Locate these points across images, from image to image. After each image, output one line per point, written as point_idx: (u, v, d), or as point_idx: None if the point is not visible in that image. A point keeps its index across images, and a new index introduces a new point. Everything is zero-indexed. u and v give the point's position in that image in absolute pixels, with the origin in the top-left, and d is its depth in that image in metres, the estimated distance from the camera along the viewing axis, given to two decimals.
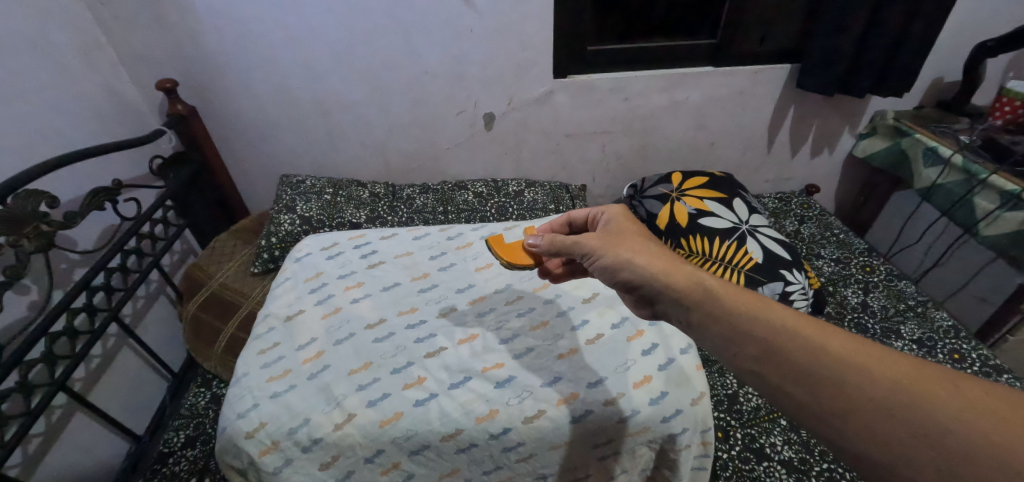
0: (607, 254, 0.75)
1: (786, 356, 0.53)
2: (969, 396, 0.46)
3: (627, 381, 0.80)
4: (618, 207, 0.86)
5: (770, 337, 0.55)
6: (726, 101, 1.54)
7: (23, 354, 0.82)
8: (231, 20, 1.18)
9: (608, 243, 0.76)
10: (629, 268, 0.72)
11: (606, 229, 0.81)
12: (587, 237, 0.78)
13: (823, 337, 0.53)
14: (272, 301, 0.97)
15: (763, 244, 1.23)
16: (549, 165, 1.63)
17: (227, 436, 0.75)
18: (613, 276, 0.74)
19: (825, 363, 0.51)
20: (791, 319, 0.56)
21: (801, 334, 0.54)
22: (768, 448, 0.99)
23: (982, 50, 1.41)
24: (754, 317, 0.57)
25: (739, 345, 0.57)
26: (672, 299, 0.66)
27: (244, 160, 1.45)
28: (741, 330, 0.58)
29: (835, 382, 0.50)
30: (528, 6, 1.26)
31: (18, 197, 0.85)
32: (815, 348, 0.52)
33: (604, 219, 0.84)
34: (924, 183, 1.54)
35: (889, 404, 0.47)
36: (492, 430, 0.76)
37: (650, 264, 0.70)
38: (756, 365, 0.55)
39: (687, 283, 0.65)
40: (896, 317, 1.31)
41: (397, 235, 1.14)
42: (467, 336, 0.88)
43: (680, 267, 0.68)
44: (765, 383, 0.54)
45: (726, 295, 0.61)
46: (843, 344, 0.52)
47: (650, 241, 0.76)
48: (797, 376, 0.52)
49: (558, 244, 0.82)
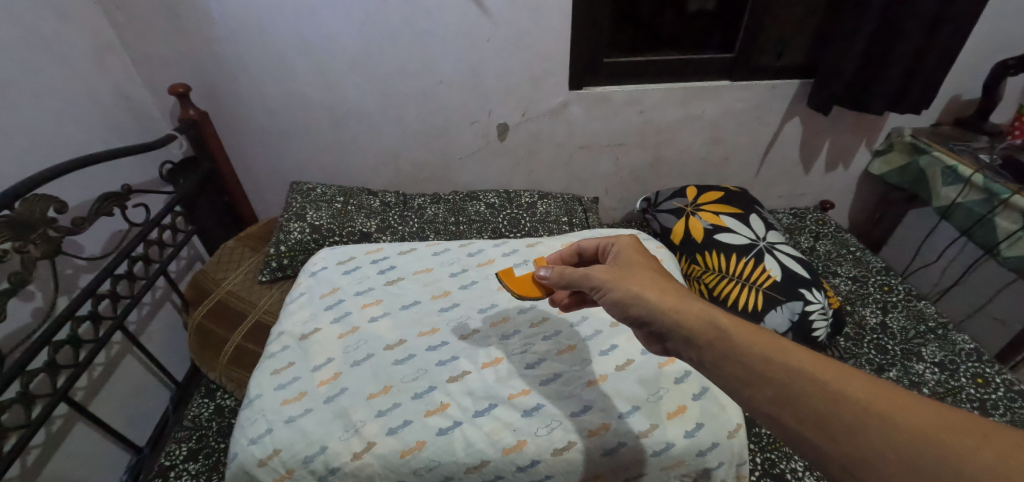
0: (617, 288, 0.69)
1: (804, 401, 0.50)
2: (1001, 447, 0.42)
3: (661, 412, 0.78)
4: (627, 237, 0.80)
5: (787, 382, 0.52)
6: (742, 115, 1.52)
7: (25, 362, 0.80)
8: (247, 26, 1.17)
9: (618, 275, 0.71)
10: (640, 305, 0.66)
11: (614, 262, 0.75)
12: (595, 270, 0.73)
13: (841, 381, 0.50)
14: (286, 317, 0.95)
15: (782, 262, 1.20)
16: (561, 176, 1.60)
17: (238, 462, 0.73)
18: (624, 311, 0.68)
19: (845, 409, 0.48)
20: (808, 360, 0.52)
21: (818, 378, 0.50)
22: (789, 473, 0.95)
23: (1002, 69, 1.39)
24: (770, 359, 0.54)
25: (754, 387, 0.53)
26: (683, 337, 0.61)
27: (253, 166, 1.43)
28: (755, 372, 0.54)
29: (856, 430, 0.46)
30: (546, 15, 1.25)
31: (24, 202, 0.83)
32: (834, 394, 0.49)
33: (614, 252, 0.78)
34: (943, 201, 1.51)
35: (915, 455, 0.43)
36: (519, 462, 0.73)
37: (662, 300, 0.65)
38: (773, 407, 0.51)
39: (699, 321, 0.61)
40: (917, 340, 1.27)
41: (416, 250, 1.11)
42: (491, 360, 0.85)
43: (693, 302, 0.63)
44: (785, 429, 0.50)
45: (740, 335, 0.57)
46: (863, 388, 0.49)
47: (660, 276, 0.70)
48: (817, 422, 0.48)
49: (567, 277, 0.76)
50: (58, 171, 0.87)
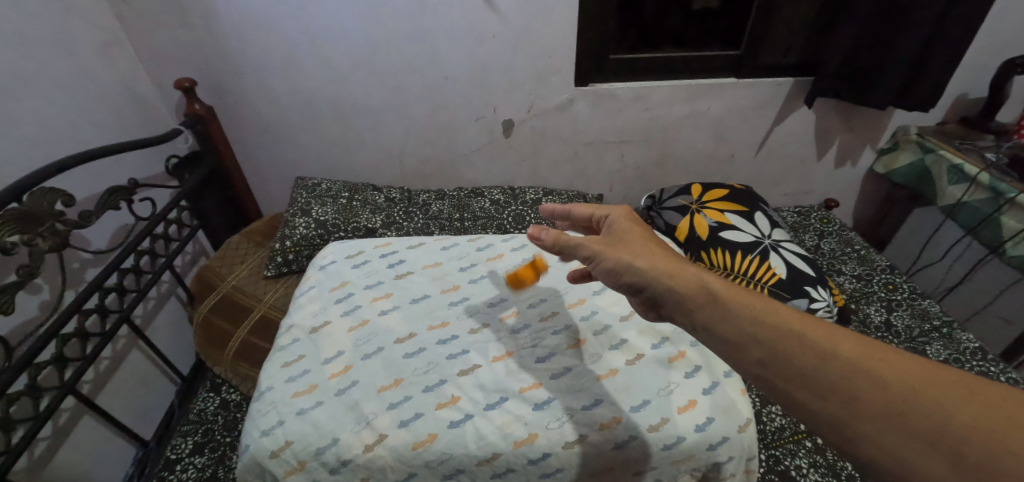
0: (609, 258, 0.69)
1: (793, 361, 0.49)
2: (985, 402, 0.41)
3: (671, 406, 0.78)
4: (621, 209, 0.79)
5: (777, 343, 0.51)
6: (748, 113, 1.52)
7: (33, 355, 0.80)
8: (253, 20, 1.17)
9: (610, 246, 0.71)
10: (632, 272, 0.66)
11: (608, 232, 0.75)
12: (587, 239, 0.73)
13: (831, 341, 0.49)
14: (296, 310, 0.95)
15: (787, 260, 1.20)
16: (566, 173, 1.60)
17: (250, 455, 0.73)
18: (617, 279, 0.69)
19: (832, 367, 0.47)
20: (798, 321, 0.51)
21: (808, 338, 0.50)
22: (793, 471, 0.95)
23: (1009, 67, 1.38)
24: (760, 320, 0.53)
25: (744, 349, 0.52)
26: (675, 302, 0.61)
27: (259, 161, 1.43)
28: (744, 334, 0.53)
29: (842, 388, 0.46)
30: (552, 12, 1.24)
31: (33, 195, 0.83)
32: (822, 353, 0.48)
33: (608, 221, 0.78)
34: (948, 200, 1.51)
35: (902, 412, 0.43)
36: (531, 455, 0.73)
37: (652, 267, 0.65)
38: (761, 368, 0.51)
39: (691, 286, 0.60)
40: (921, 338, 1.27)
41: (425, 245, 1.12)
42: (501, 353, 0.86)
43: (686, 268, 0.63)
44: (773, 389, 0.50)
45: (733, 300, 0.56)
46: (852, 347, 0.48)
47: (654, 243, 0.70)
48: (804, 380, 0.48)
49: (560, 241, 0.74)
50: (65, 164, 0.87)
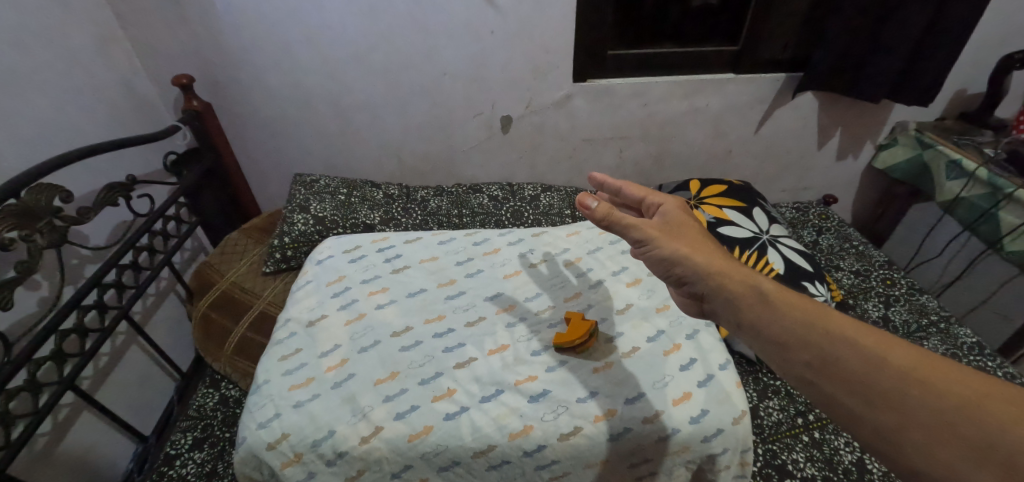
0: (665, 247, 0.69)
1: (841, 365, 0.50)
2: None
3: (666, 398, 0.79)
4: (675, 199, 0.77)
5: (825, 347, 0.52)
6: (746, 109, 1.52)
7: (32, 350, 0.80)
8: (251, 16, 1.17)
9: (666, 234, 0.70)
10: (686, 265, 0.66)
11: (663, 220, 0.73)
12: (644, 224, 0.70)
13: (883, 348, 0.49)
14: (293, 304, 0.95)
15: (785, 256, 1.20)
16: (564, 169, 1.60)
17: (248, 447, 0.73)
18: (668, 270, 0.69)
19: (884, 374, 0.48)
20: (851, 327, 0.52)
21: (859, 344, 0.50)
22: (790, 465, 0.96)
23: (1008, 62, 1.38)
24: (811, 325, 0.54)
25: (791, 351, 0.54)
26: (724, 301, 0.62)
27: (257, 158, 1.43)
28: (791, 335, 0.54)
29: (891, 396, 0.46)
30: (550, 7, 1.24)
31: (31, 190, 0.83)
32: (874, 359, 0.49)
33: (661, 211, 0.75)
34: (946, 195, 1.51)
35: (953, 423, 0.43)
36: (526, 446, 0.74)
37: (709, 263, 0.65)
38: (807, 370, 0.52)
39: (742, 287, 0.61)
40: (919, 333, 1.27)
41: (421, 240, 1.12)
42: (497, 346, 0.86)
43: (738, 269, 0.64)
44: (818, 392, 0.51)
45: (783, 302, 0.57)
46: (906, 356, 0.48)
47: (711, 241, 0.70)
48: (853, 387, 0.48)
49: (611, 217, 0.70)
50: (62, 160, 0.87)
